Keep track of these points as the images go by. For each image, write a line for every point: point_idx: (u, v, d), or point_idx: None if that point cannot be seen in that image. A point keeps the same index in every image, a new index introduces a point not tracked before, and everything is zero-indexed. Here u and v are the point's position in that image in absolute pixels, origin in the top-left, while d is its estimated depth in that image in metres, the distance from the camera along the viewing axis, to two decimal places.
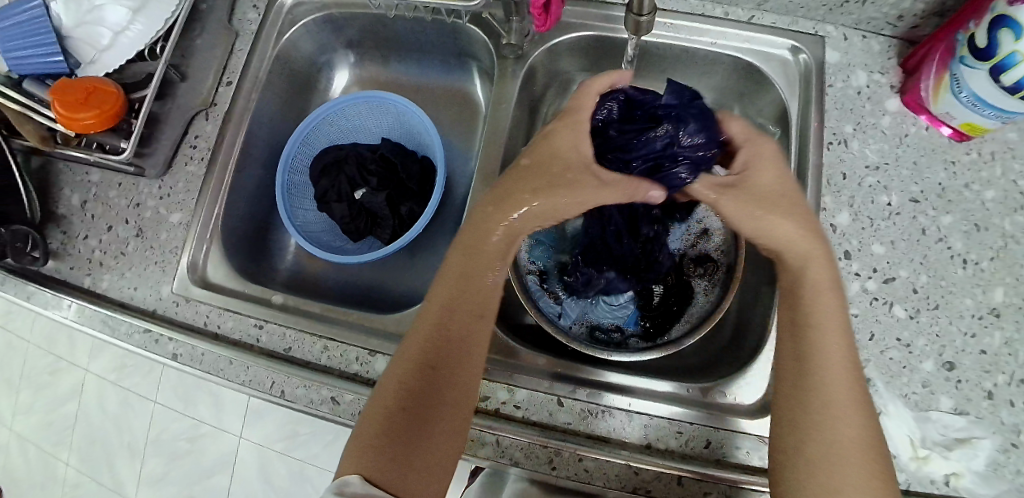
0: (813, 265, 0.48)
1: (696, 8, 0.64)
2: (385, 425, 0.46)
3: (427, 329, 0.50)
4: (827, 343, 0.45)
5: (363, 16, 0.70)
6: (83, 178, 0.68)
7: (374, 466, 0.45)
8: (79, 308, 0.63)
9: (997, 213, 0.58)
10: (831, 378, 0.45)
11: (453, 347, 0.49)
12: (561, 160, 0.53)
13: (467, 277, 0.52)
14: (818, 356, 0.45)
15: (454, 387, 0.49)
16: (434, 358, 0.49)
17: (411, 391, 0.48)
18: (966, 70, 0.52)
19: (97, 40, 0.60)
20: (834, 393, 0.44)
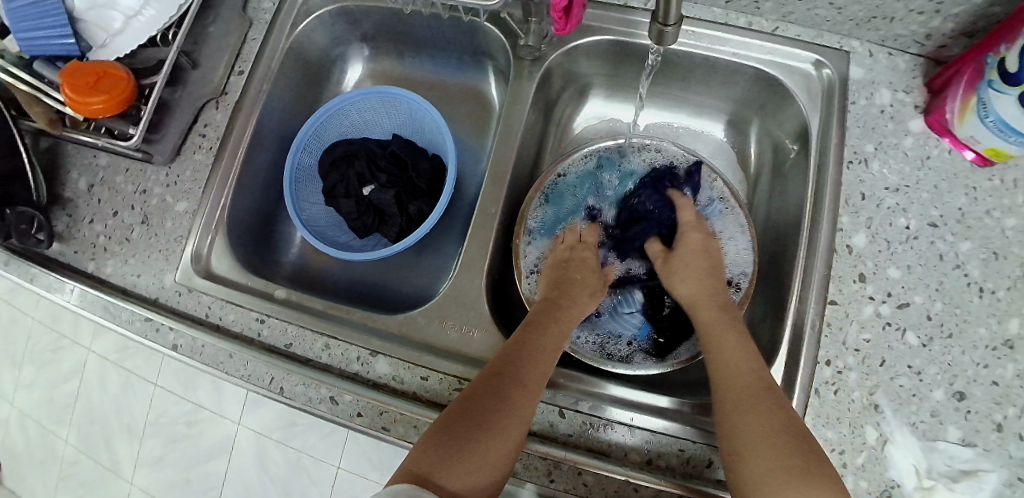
0: (699, 311, 0.59)
1: (719, 17, 0.63)
2: (446, 431, 0.47)
3: (504, 355, 0.52)
4: (722, 350, 0.54)
5: (379, 10, 0.68)
6: (90, 161, 0.68)
7: (429, 466, 0.45)
8: (81, 293, 0.63)
9: (1017, 241, 0.57)
10: (737, 385, 0.51)
11: (522, 372, 0.51)
12: (590, 273, 0.64)
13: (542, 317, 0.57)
14: (722, 370, 0.53)
15: (517, 410, 0.49)
16: (503, 378, 0.50)
17: (475, 404, 0.49)
18: (994, 93, 0.50)
19: (110, 23, 0.60)
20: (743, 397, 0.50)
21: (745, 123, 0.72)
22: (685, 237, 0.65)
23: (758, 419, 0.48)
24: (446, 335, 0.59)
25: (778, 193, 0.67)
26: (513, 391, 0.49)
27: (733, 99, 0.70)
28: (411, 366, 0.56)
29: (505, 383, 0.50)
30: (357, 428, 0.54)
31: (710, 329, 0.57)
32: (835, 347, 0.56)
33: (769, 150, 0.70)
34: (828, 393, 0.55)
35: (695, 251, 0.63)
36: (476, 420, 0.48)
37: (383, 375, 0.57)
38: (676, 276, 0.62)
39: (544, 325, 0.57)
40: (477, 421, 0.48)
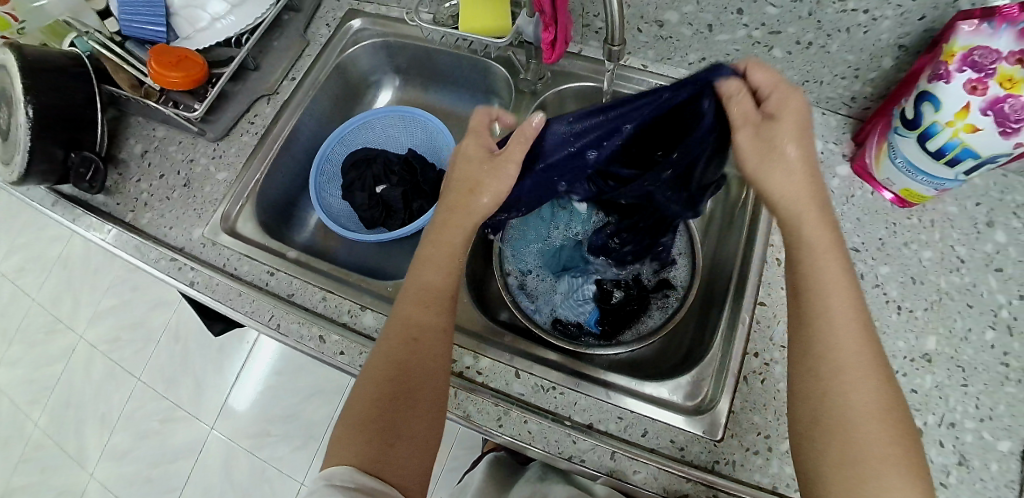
0: (806, 232, 0.50)
1: (683, 75, 0.77)
2: (370, 420, 0.51)
3: (398, 326, 0.55)
4: (840, 322, 0.48)
5: (415, 48, 0.83)
6: (149, 133, 0.81)
7: (367, 455, 0.50)
8: (118, 234, 0.73)
9: (931, 270, 0.66)
10: (855, 364, 0.48)
11: (422, 333, 0.55)
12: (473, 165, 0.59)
13: (430, 266, 0.58)
14: (836, 318, 0.49)
15: (426, 371, 0.53)
16: (404, 349, 0.54)
17: (387, 384, 0.53)
18: (899, 138, 0.62)
19: (196, 21, 0.75)
20: (863, 376, 0.47)
21: None
22: (782, 105, 0.49)
23: (874, 405, 0.47)
24: None
25: None
26: (414, 352, 0.54)
27: None
28: None
29: (407, 348, 0.54)
30: (338, 365, 0.61)
31: (822, 275, 0.50)
32: (762, 341, 0.62)
33: None
34: (756, 380, 0.60)
35: (794, 133, 0.49)
36: (392, 398, 0.52)
37: (369, 327, 0.63)
38: (771, 174, 0.49)
39: (435, 274, 0.58)
40: (396, 398, 0.52)
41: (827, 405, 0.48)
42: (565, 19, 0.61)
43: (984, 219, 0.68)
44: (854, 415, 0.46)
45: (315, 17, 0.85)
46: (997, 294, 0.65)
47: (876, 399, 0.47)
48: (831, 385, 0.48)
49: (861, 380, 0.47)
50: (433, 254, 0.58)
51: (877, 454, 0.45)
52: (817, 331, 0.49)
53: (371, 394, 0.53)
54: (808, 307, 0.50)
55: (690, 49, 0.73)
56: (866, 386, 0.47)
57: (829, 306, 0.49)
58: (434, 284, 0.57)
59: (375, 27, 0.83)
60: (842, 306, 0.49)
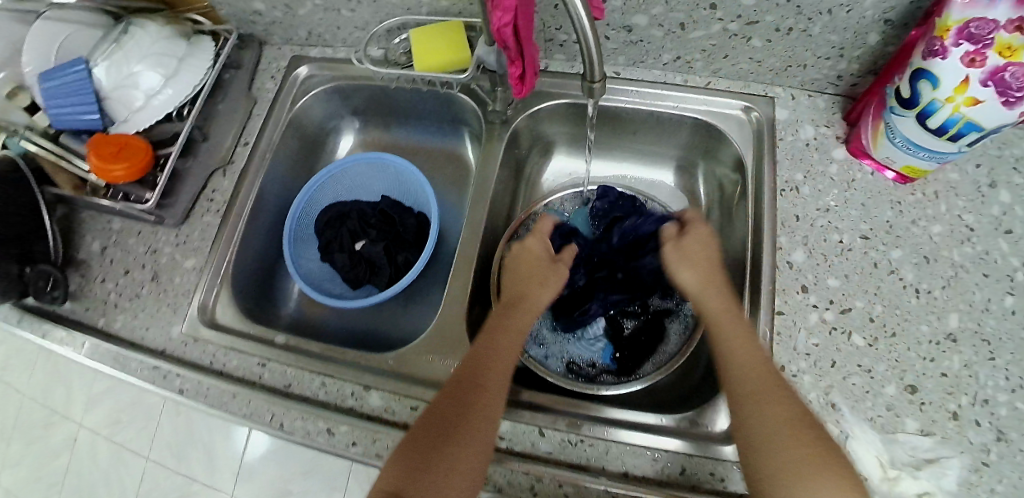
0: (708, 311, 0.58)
1: (659, 77, 0.73)
2: (421, 442, 0.49)
3: (464, 362, 0.55)
4: (742, 359, 0.53)
5: (369, 88, 0.78)
6: (105, 226, 0.75)
7: (407, 478, 0.46)
8: (93, 345, 0.67)
9: (943, 245, 0.64)
10: (765, 393, 0.50)
11: (485, 369, 0.54)
12: (537, 262, 0.66)
13: (501, 321, 0.60)
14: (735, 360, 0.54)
15: (485, 404, 0.52)
16: (462, 389, 0.52)
17: (445, 410, 0.51)
18: (896, 118, 0.59)
19: (131, 102, 0.68)
20: (774, 398, 0.50)
21: (694, 166, 0.78)
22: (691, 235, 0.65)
23: (786, 418, 0.48)
24: (434, 368, 0.62)
25: (728, 224, 0.74)
26: (475, 396, 0.52)
27: (681, 147, 0.77)
28: (401, 397, 0.60)
29: (469, 380, 0.53)
30: (353, 457, 0.57)
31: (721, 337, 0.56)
32: (788, 353, 0.61)
33: (716, 188, 0.77)
34: None
35: (701, 250, 0.63)
36: (441, 432, 0.49)
37: (376, 408, 0.60)
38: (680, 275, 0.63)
39: (502, 331, 0.59)
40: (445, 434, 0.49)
41: (746, 430, 0.49)
42: (530, 51, 0.57)
43: (986, 181, 0.67)
44: (766, 430, 0.48)
45: (258, 71, 0.80)
46: (1010, 259, 0.63)
47: (789, 413, 0.48)
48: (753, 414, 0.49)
49: (772, 399, 0.50)
50: (501, 315, 0.61)
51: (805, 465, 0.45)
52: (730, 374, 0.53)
53: (428, 419, 0.51)
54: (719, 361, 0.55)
55: (663, 50, 0.69)
56: (778, 405, 0.49)
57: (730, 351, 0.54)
58: (500, 333, 0.59)
59: (323, 72, 0.78)
60: (745, 350, 0.54)
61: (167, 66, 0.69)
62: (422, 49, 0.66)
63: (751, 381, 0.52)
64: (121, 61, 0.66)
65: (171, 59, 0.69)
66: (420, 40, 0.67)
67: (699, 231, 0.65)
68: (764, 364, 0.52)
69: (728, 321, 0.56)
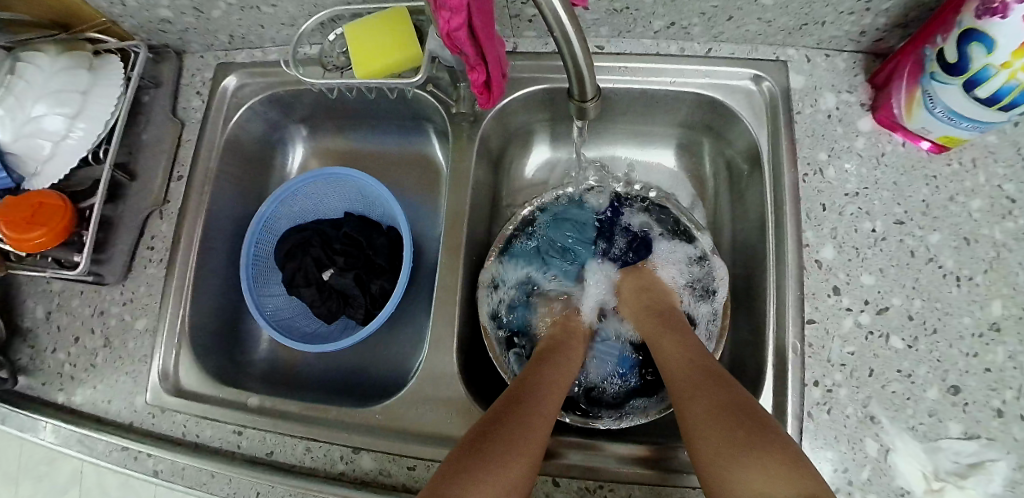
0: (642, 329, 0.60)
1: (650, 47, 0.61)
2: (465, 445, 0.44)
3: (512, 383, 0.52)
4: (669, 359, 0.53)
5: (311, 93, 0.66)
6: (45, 289, 0.67)
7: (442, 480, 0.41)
8: (53, 428, 0.61)
9: (985, 222, 0.56)
10: (699, 384, 0.48)
11: (531, 386, 0.51)
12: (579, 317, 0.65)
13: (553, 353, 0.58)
14: (666, 362, 0.54)
15: (533, 414, 0.48)
16: (508, 401, 0.49)
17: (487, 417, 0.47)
18: (937, 86, 0.50)
19: (38, 151, 0.57)
20: (705, 386, 0.48)
21: (698, 145, 0.69)
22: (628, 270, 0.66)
23: (714, 404, 0.45)
24: (428, 420, 0.56)
25: (739, 211, 0.65)
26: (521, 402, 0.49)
27: (679, 125, 0.67)
28: (396, 457, 0.54)
29: (515, 393, 0.50)
30: None
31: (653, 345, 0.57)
32: (820, 366, 0.54)
33: (724, 170, 0.67)
34: (821, 413, 0.53)
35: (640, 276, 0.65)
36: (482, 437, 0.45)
37: (369, 471, 0.54)
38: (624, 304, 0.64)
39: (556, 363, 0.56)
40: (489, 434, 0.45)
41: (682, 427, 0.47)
42: (495, 52, 0.46)
43: None
44: (694, 416, 0.46)
45: (182, 86, 0.69)
46: None
47: (719, 395, 0.46)
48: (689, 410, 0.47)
49: (702, 384, 0.48)
50: (554, 350, 0.59)
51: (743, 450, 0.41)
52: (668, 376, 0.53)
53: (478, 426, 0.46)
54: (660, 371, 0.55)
55: (654, 17, 0.57)
56: (712, 391, 0.47)
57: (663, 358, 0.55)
58: (548, 363, 0.56)
59: (255, 79, 0.66)
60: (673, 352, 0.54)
61: (70, 103, 0.57)
62: (357, 40, 0.54)
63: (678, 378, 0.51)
64: (16, 107, 0.56)
65: (72, 92, 0.58)
66: (359, 29, 0.55)
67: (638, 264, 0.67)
68: (694, 359, 0.51)
69: (662, 331, 0.57)
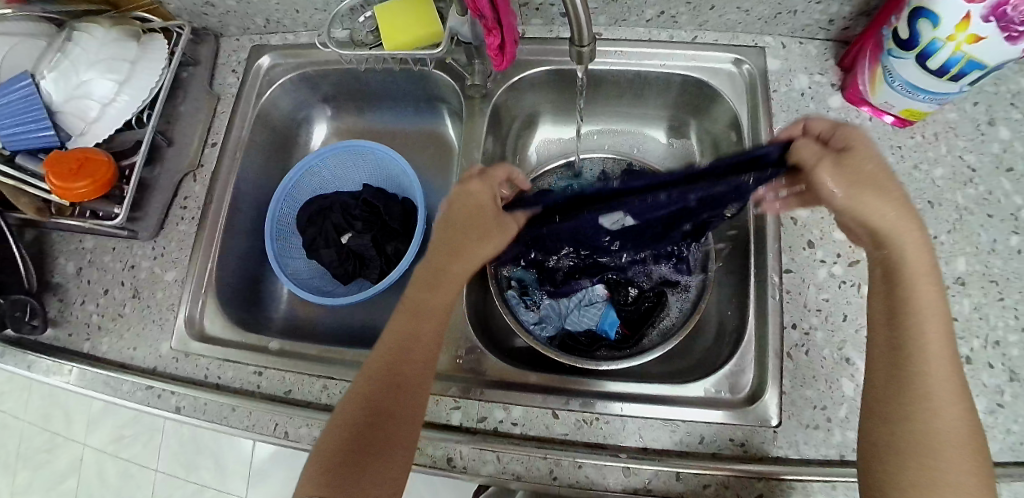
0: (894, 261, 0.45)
1: (643, 35, 0.69)
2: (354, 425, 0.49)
3: (391, 335, 0.53)
4: (928, 332, 0.43)
5: (339, 73, 0.73)
6: (77, 246, 0.71)
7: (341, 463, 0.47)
8: (80, 372, 0.64)
9: (947, 188, 0.62)
10: (949, 384, 0.43)
11: (410, 341, 0.52)
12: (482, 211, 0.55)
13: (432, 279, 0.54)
14: (925, 329, 0.43)
15: (411, 374, 0.51)
16: (388, 366, 0.51)
17: (375, 387, 0.50)
18: (895, 61, 0.56)
19: (86, 113, 0.63)
20: (944, 389, 0.42)
21: (685, 126, 0.76)
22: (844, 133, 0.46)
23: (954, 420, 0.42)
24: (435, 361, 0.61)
25: None
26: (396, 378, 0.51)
27: (670, 106, 0.74)
28: None
29: (397, 353, 0.51)
30: None
31: (910, 288, 0.44)
32: (799, 311, 0.58)
33: (710, 147, 0.74)
34: (800, 355, 0.57)
35: (874, 152, 0.45)
36: (374, 413, 0.49)
37: None
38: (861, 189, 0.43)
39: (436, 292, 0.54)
40: (375, 419, 0.49)
41: (907, 409, 0.43)
42: (509, 17, 0.53)
43: (985, 118, 0.64)
44: (935, 423, 0.42)
45: (218, 66, 0.76)
46: (1014, 197, 0.61)
47: (958, 412, 0.42)
48: (918, 386, 0.43)
49: (947, 385, 0.42)
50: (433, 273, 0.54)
51: (950, 458, 0.41)
52: (913, 343, 0.43)
53: (357, 392, 0.51)
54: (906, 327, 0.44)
55: (646, 6, 0.65)
56: (953, 403, 0.42)
57: (916, 320, 0.44)
58: (427, 303, 0.54)
59: (287, 60, 0.74)
60: (933, 321, 0.44)
61: (120, 71, 0.64)
62: (383, 14, 0.62)
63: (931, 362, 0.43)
64: (69, 71, 0.62)
65: (123, 62, 0.64)
66: (386, 8, 0.62)
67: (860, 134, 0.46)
68: (947, 348, 0.44)
69: (925, 279, 0.44)
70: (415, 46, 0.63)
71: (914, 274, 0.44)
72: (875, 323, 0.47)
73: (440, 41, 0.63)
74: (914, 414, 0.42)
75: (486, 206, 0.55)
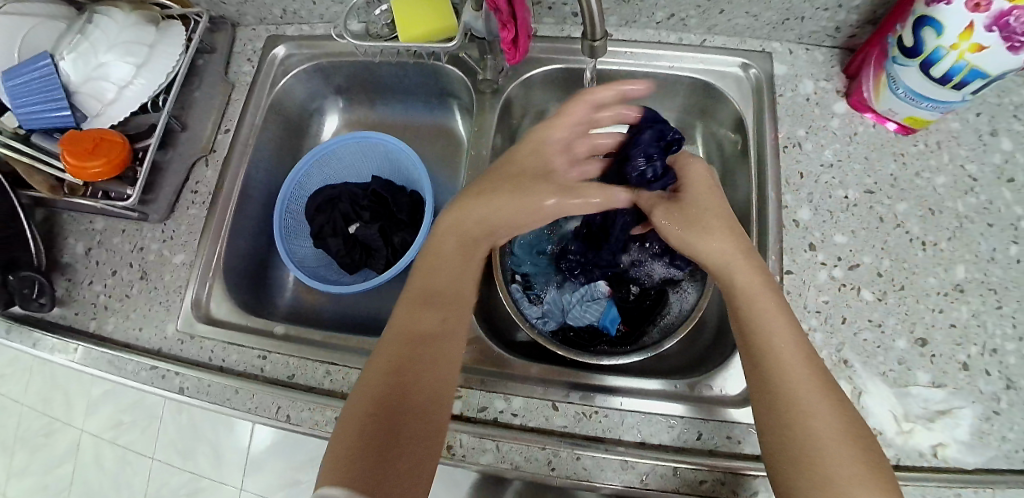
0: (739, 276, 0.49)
1: (653, 36, 0.70)
2: (366, 420, 0.46)
3: (394, 330, 0.51)
4: (779, 342, 0.46)
5: (352, 65, 0.75)
6: (87, 227, 0.72)
7: (355, 459, 0.44)
8: (86, 350, 0.65)
9: (949, 196, 0.63)
10: (811, 385, 0.44)
11: (419, 337, 0.51)
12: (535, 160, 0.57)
13: (431, 274, 0.54)
14: (763, 341, 0.46)
15: (423, 367, 0.50)
16: (399, 359, 0.49)
17: (386, 382, 0.48)
18: (899, 68, 0.57)
19: (103, 94, 0.64)
20: (812, 393, 0.43)
21: (691, 128, 0.77)
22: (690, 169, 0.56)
23: (834, 421, 0.42)
24: None
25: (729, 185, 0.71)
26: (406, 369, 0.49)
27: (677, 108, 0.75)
28: None
29: (409, 349, 0.50)
30: None
31: (747, 304, 0.48)
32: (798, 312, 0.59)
33: (716, 150, 0.75)
34: None
35: (704, 195, 0.53)
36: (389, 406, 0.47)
37: None
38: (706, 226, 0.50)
39: (437, 289, 0.54)
40: (387, 411, 0.47)
41: (777, 424, 0.44)
42: (524, 12, 0.54)
43: (988, 129, 0.65)
44: (818, 425, 0.42)
45: (233, 54, 0.77)
46: (1014, 207, 0.62)
47: (832, 410, 0.43)
48: (786, 393, 0.44)
49: (806, 385, 0.44)
50: (437, 269, 0.55)
51: (839, 460, 0.41)
52: (760, 355, 0.46)
53: (363, 387, 0.48)
54: (753, 345, 0.46)
55: (657, 8, 0.66)
56: (823, 404, 0.43)
57: (770, 332, 0.46)
58: (433, 297, 0.53)
59: (302, 50, 0.75)
60: (780, 329, 0.46)
61: (138, 54, 0.65)
62: (398, 5, 0.63)
63: (784, 367, 0.45)
64: (89, 53, 0.63)
65: (141, 45, 0.65)
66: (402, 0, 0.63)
67: (692, 168, 0.56)
68: (804, 353, 0.46)
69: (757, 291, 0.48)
70: (428, 39, 0.64)
71: (754, 297, 0.48)
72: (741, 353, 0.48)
73: (452, 36, 0.63)
74: (791, 422, 0.43)
75: (531, 168, 0.56)
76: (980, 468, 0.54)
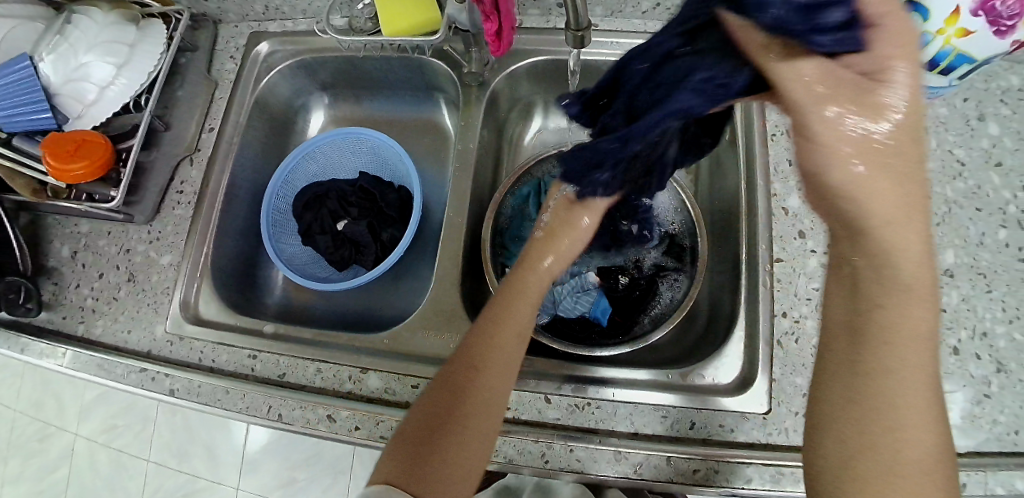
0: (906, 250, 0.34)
1: (639, 26, 0.69)
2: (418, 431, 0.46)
3: (466, 346, 0.51)
4: (910, 351, 0.36)
5: (336, 60, 0.74)
6: (72, 230, 0.71)
7: (399, 469, 0.44)
8: (74, 354, 0.64)
9: (937, 181, 0.63)
10: (922, 407, 0.36)
11: (484, 358, 0.49)
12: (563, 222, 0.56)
13: (508, 300, 0.53)
14: (898, 349, 0.36)
15: (485, 390, 0.48)
16: (463, 373, 0.48)
17: (445, 396, 0.48)
18: None
19: (83, 95, 0.63)
20: (917, 414, 0.36)
21: None
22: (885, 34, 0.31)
23: (929, 451, 0.36)
24: (428, 345, 0.61)
25: (718, 175, 0.71)
26: (472, 395, 0.47)
27: None
28: (401, 377, 0.58)
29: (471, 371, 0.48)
30: (355, 442, 0.56)
31: (900, 297, 0.35)
32: (788, 300, 0.59)
33: None
34: (790, 343, 0.57)
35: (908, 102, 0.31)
36: (442, 422, 0.46)
37: (375, 390, 0.58)
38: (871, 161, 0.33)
39: (511, 312, 0.52)
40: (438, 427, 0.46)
41: (860, 434, 0.37)
42: (506, 3, 0.54)
43: (975, 114, 0.65)
44: (911, 454, 0.36)
45: (216, 52, 0.76)
46: (1002, 191, 0.62)
47: (932, 439, 0.36)
48: (890, 405, 0.36)
49: (917, 407, 0.36)
50: (512, 293, 0.53)
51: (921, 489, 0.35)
52: (883, 355, 0.36)
53: (428, 396, 0.48)
54: (878, 341, 0.36)
55: None
56: (926, 430, 0.36)
57: (904, 337, 0.36)
58: (507, 318, 0.52)
59: (286, 46, 0.74)
60: (921, 339, 0.36)
61: (118, 53, 0.64)
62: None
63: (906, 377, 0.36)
64: (69, 54, 0.62)
65: (121, 44, 0.64)
66: None
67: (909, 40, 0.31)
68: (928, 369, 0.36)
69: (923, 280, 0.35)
70: (410, 33, 0.63)
71: (917, 290, 0.35)
72: (835, 333, 0.39)
73: (436, 29, 0.63)
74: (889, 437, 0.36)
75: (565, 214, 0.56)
76: (970, 452, 0.54)
